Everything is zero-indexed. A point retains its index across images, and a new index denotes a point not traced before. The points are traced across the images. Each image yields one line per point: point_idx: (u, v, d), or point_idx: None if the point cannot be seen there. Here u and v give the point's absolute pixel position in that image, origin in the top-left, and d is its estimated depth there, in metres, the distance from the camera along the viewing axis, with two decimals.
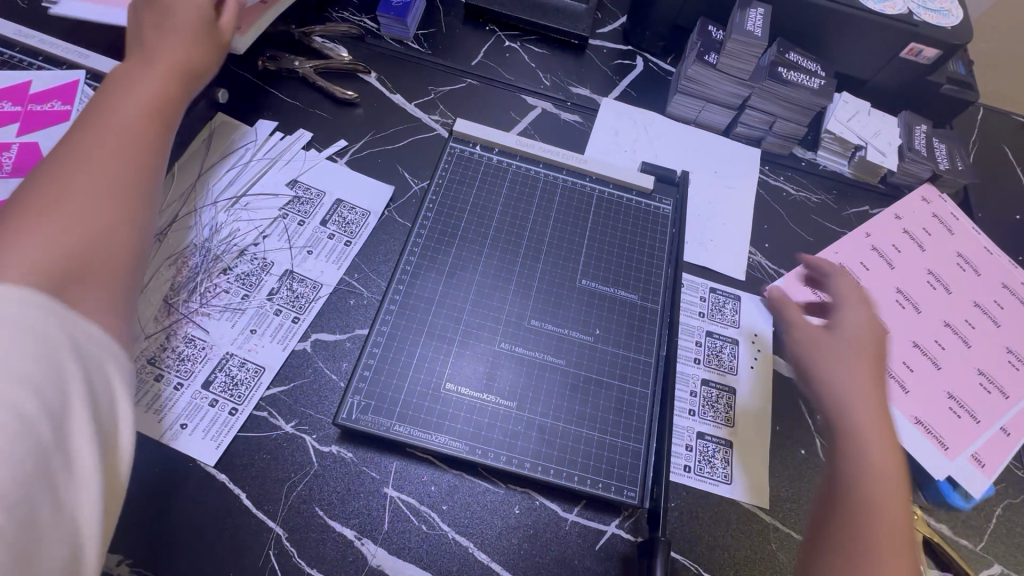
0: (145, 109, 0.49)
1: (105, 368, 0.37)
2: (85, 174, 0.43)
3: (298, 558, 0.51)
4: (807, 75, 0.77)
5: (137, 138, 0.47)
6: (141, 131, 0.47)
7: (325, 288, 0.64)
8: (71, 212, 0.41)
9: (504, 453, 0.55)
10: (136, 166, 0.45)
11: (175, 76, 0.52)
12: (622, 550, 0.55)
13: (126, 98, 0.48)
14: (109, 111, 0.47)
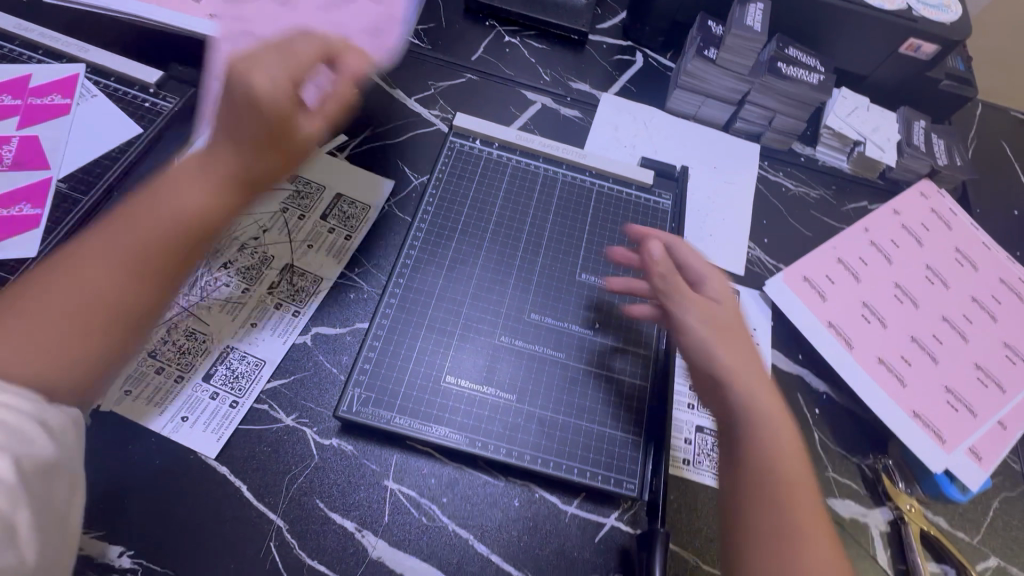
0: (163, 231, 0.45)
1: (66, 439, 0.39)
2: (85, 275, 0.43)
3: (300, 549, 0.52)
4: (807, 70, 0.77)
5: (137, 263, 0.44)
6: (160, 256, 0.45)
7: (325, 281, 0.64)
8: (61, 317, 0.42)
9: (503, 445, 0.55)
10: (141, 288, 0.44)
11: (207, 186, 0.47)
12: (621, 543, 0.55)
13: (165, 207, 0.46)
14: (155, 214, 0.46)
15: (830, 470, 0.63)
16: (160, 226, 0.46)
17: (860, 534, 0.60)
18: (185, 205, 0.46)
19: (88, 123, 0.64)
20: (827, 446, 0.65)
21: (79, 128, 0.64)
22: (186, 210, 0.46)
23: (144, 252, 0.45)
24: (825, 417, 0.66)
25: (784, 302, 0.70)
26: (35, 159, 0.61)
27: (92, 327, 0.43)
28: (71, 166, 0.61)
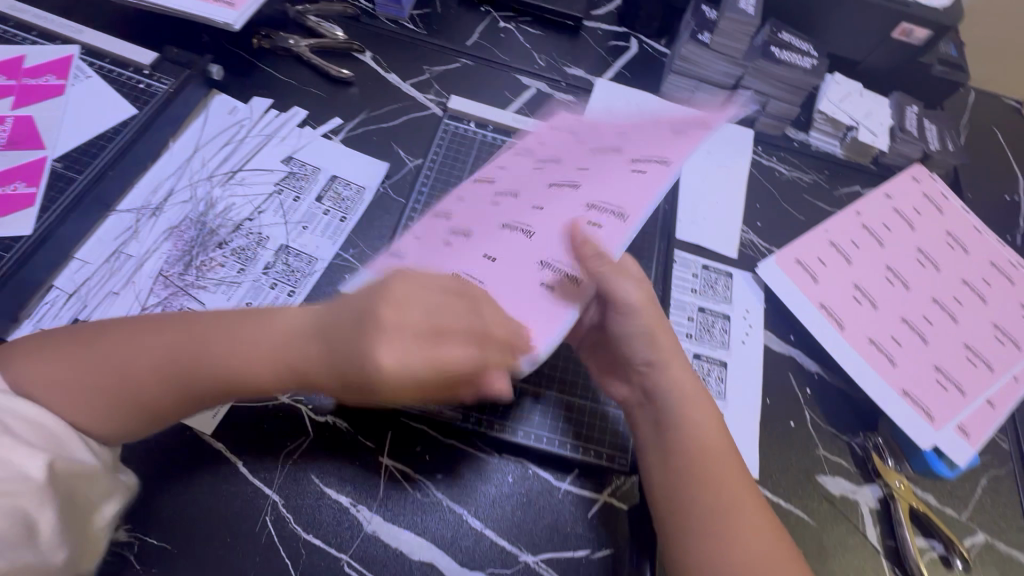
0: (222, 373, 0.47)
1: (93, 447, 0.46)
2: (134, 371, 0.46)
3: (295, 524, 0.52)
4: (799, 55, 0.78)
5: (183, 389, 0.47)
6: (206, 391, 0.47)
7: (320, 262, 0.64)
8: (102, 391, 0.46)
9: (500, 420, 0.58)
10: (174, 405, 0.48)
11: (271, 373, 0.47)
12: (614, 518, 0.56)
13: (236, 353, 0.47)
14: (226, 349, 0.47)
15: (820, 449, 0.64)
16: (217, 369, 0.47)
17: (850, 510, 0.61)
18: (264, 349, 0.47)
19: (83, 104, 0.64)
20: (818, 425, 0.65)
21: (73, 108, 0.64)
22: (254, 366, 0.46)
23: (192, 382, 0.47)
24: (816, 397, 0.67)
25: (776, 284, 0.71)
26: (30, 139, 0.61)
27: (124, 421, 0.47)
28: (66, 146, 0.62)
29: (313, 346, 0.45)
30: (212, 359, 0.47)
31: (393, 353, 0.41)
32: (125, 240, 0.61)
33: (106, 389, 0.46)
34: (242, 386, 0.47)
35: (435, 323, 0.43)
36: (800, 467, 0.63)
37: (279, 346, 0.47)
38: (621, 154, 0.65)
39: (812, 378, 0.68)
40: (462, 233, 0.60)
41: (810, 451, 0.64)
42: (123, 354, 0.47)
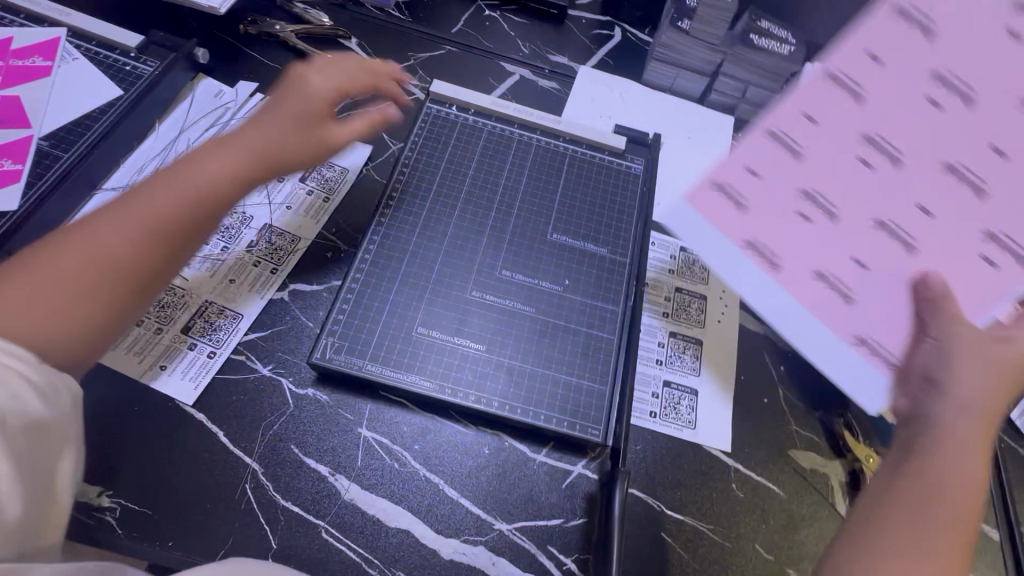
0: (194, 195, 0.48)
1: (55, 374, 0.42)
2: (94, 253, 0.45)
3: (274, 492, 0.53)
4: (777, 42, 0.79)
5: (162, 234, 0.47)
6: (184, 219, 0.48)
7: (303, 241, 0.66)
8: (65, 284, 0.44)
9: (473, 393, 0.57)
10: (152, 260, 0.47)
11: (240, 168, 0.51)
12: (587, 488, 0.57)
13: (187, 179, 0.49)
14: (172, 184, 0.48)
15: (793, 424, 0.65)
16: (182, 196, 0.48)
17: (820, 483, 0.62)
18: (217, 166, 0.50)
19: (69, 85, 0.65)
20: (792, 402, 0.67)
21: (59, 89, 0.65)
22: (220, 175, 0.50)
23: (167, 221, 0.47)
24: (790, 374, 0.68)
25: None
26: (17, 119, 0.62)
27: (98, 301, 0.45)
28: (52, 124, 0.63)
29: (267, 137, 0.54)
30: (169, 196, 0.48)
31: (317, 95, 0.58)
32: None
33: (74, 282, 0.44)
34: (220, 202, 0.50)
35: (297, 88, 0.58)
36: (772, 441, 0.64)
37: (226, 151, 0.51)
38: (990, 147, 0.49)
39: (786, 356, 0.69)
40: (824, 206, 0.52)
41: (782, 426, 0.65)
42: (75, 245, 0.45)
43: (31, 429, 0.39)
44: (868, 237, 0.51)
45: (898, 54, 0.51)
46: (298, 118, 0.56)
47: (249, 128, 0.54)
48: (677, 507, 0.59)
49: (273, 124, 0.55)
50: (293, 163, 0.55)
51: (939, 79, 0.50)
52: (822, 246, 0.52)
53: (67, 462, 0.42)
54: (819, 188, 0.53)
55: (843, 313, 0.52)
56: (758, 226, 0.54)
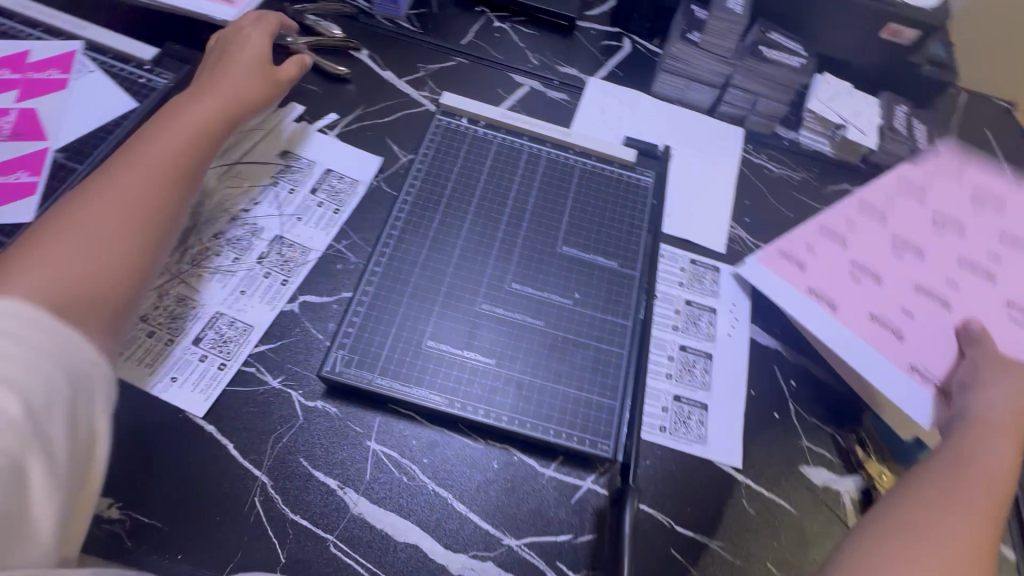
0: (177, 139, 0.56)
1: (89, 369, 0.42)
2: (106, 201, 0.50)
3: (283, 505, 0.53)
4: (787, 54, 0.79)
5: (161, 170, 0.54)
6: (177, 156, 0.55)
7: (314, 252, 0.66)
8: (88, 229, 0.49)
9: (483, 407, 0.57)
10: (159, 191, 0.53)
11: (212, 112, 0.60)
12: (596, 503, 0.57)
13: (165, 130, 0.56)
14: (154, 139, 0.56)
15: (804, 440, 0.65)
16: (164, 142, 0.55)
17: (832, 500, 0.62)
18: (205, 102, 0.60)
19: (85, 97, 0.66)
20: (803, 418, 0.66)
21: (75, 101, 0.66)
22: (193, 121, 0.58)
23: (162, 161, 0.54)
24: (801, 389, 0.68)
25: (762, 279, 0.70)
26: (33, 131, 0.63)
27: (130, 227, 0.50)
28: (68, 137, 0.64)
29: (232, 78, 0.64)
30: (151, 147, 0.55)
31: (243, 57, 0.66)
32: None
33: (94, 223, 0.49)
34: (205, 140, 0.58)
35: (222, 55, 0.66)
36: (783, 456, 0.64)
37: (191, 105, 0.60)
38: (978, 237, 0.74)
39: (797, 371, 0.69)
40: (934, 294, 0.68)
41: (794, 442, 0.64)
42: (84, 200, 0.50)
43: (64, 430, 0.39)
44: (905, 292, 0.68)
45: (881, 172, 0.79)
46: (244, 72, 0.65)
47: (201, 88, 0.62)
48: (687, 523, 0.58)
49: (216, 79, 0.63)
50: (257, 105, 0.65)
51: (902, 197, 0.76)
52: (873, 299, 0.68)
53: (97, 464, 0.42)
54: (928, 281, 0.69)
55: (897, 346, 0.65)
56: (896, 296, 0.68)
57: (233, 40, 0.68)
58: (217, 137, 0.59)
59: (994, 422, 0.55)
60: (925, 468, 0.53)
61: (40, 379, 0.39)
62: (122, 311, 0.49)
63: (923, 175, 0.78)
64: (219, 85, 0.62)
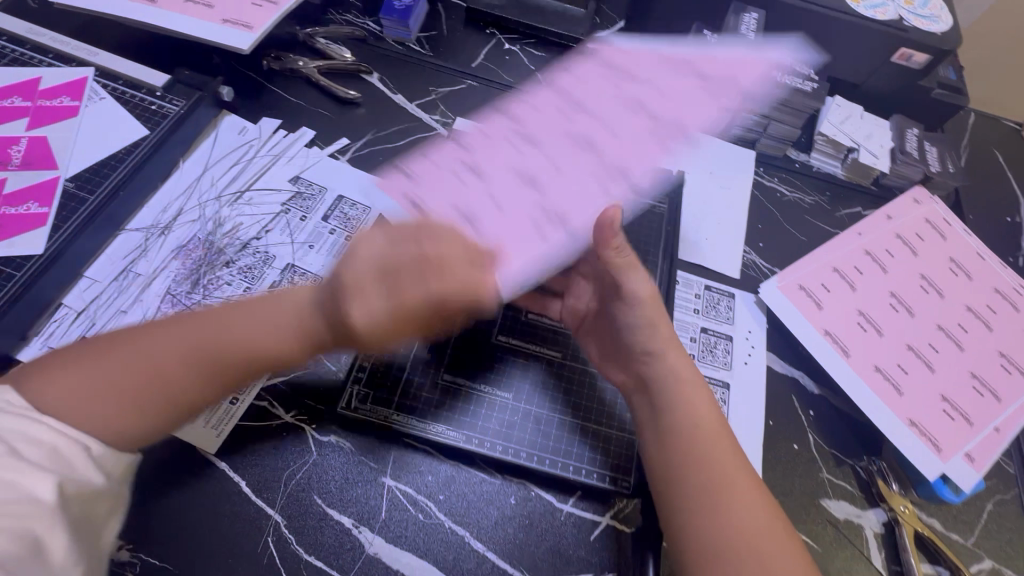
0: (267, 342, 0.50)
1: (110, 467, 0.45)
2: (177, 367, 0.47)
3: (297, 545, 0.52)
4: (800, 78, 0.79)
5: (220, 361, 0.49)
6: (246, 362, 0.50)
7: (326, 281, 0.65)
8: (135, 393, 0.46)
9: (500, 443, 0.56)
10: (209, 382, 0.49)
11: (302, 331, 0.51)
12: (617, 541, 0.55)
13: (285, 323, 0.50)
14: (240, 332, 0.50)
15: (825, 472, 0.64)
16: (249, 341, 0.50)
17: (855, 534, 0.61)
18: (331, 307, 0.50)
19: (97, 125, 0.66)
20: (822, 449, 0.65)
21: (87, 129, 0.65)
22: (294, 329, 0.50)
23: (229, 356, 0.49)
24: (820, 419, 0.67)
25: (777, 307, 0.71)
26: (44, 159, 0.62)
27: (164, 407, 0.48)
28: (78, 166, 0.63)
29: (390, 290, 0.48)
30: (237, 327, 0.50)
31: (364, 307, 0.46)
32: (134, 258, 0.62)
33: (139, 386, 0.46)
34: (277, 353, 0.50)
35: (395, 259, 0.48)
36: (804, 491, 0.62)
37: (295, 307, 0.51)
38: (972, 284, 0.75)
39: (815, 400, 0.68)
40: (929, 345, 0.69)
41: (814, 474, 0.63)
42: (151, 345, 0.48)
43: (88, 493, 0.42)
44: (902, 343, 0.69)
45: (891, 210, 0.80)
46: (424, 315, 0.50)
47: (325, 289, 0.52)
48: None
49: (347, 333, 0.48)
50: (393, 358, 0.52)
51: (902, 238, 0.78)
52: (878, 348, 0.69)
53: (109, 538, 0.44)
54: (926, 333, 0.70)
55: (894, 396, 0.66)
56: (898, 345, 0.69)
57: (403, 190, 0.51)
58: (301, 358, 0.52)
59: (670, 354, 0.56)
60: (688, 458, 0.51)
61: (66, 466, 0.42)
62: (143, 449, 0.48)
63: (918, 223, 0.80)
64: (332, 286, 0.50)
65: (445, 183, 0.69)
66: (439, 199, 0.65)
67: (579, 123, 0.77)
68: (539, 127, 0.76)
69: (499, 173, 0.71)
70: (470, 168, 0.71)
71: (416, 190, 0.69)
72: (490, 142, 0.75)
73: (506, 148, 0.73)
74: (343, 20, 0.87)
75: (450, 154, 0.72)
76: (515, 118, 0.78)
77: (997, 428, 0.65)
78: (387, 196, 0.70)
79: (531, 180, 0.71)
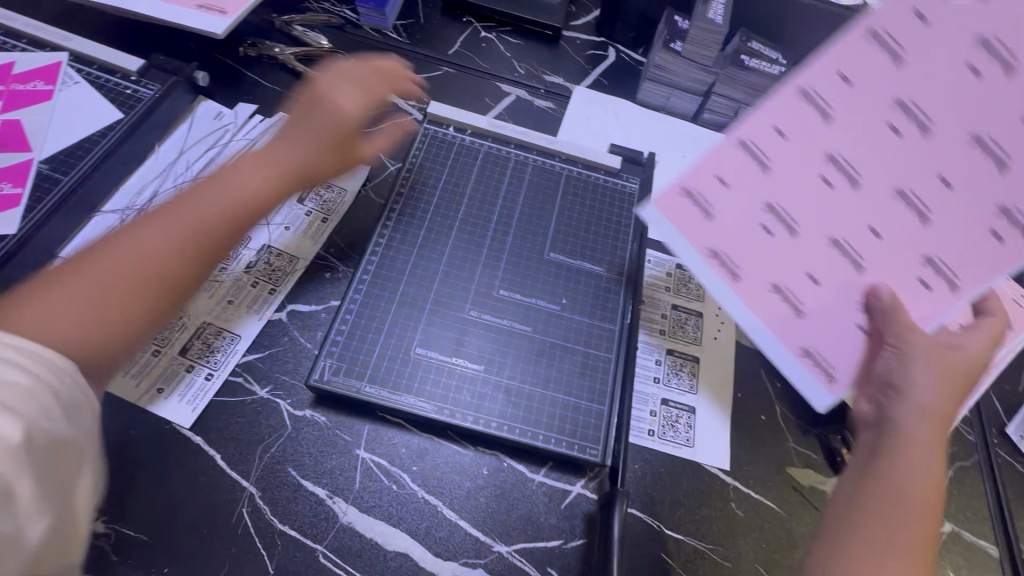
0: (242, 202, 0.52)
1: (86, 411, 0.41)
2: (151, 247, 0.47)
3: (272, 516, 0.53)
4: (768, 63, 0.80)
5: (197, 237, 0.49)
6: (226, 226, 0.51)
7: (301, 261, 0.66)
8: (116, 289, 0.46)
9: (471, 414, 0.57)
10: (194, 259, 0.49)
11: (281, 185, 0.55)
12: (587, 508, 0.57)
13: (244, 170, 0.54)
14: (212, 199, 0.51)
15: (791, 441, 0.65)
16: (226, 207, 0.51)
17: (819, 500, 0.62)
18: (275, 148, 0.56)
19: (71, 109, 0.66)
20: (788, 419, 0.67)
21: (60, 113, 0.66)
22: (262, 170, 0.54)
23: (208, 224, 0.50)
24: (787, 391, 0.69)
25: None
26: (18, 143, 0.63)
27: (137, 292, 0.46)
28: (52, 148, 0.63)
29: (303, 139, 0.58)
30: (205, 191, 0.51)
31: (351, 99, 0.61)
32: None
33: (111, 273, 0.46)
34: (255, 204, 0.53)
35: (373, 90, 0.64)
36: (771, 459, 0.64)
37: (264, 165, 0.55)
38: None
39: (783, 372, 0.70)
40: None
41: (780, 444, 0.65)
42: (120, 245, 0.47)
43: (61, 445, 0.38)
44: None
45: None
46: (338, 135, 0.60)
47: (287, 145, 0.57)
48: (709, 537, 0.59)
49: (335, 126, 0.59)
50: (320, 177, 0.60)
51: None
52: None
53: (84, 497, 0.40)
54: None
55: None
56: None
57: (343, 92, 0.62)
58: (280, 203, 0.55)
59: (922, 417, 0.47)
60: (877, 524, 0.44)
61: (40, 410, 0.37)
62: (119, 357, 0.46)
63: None
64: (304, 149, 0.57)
65: (755, 244, 0.52)
66: (765, 271, 0.52)
67: (919, 109, 0.46)
68: (836, 142, 0.48)
69: (817, 239, 0.50)
70: (780, 220, 0.51)
71: (716, 236, 0.53)
72: (782, 158, 0.49)
73: (800, 185, 0.50)
74: (320, 8, 0.88)
75: (745, 191, 0.51)
76: (816, 107, 0.48)
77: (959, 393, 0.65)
78: (683, 235, 0.54)
79: (859, 250, 0.49)
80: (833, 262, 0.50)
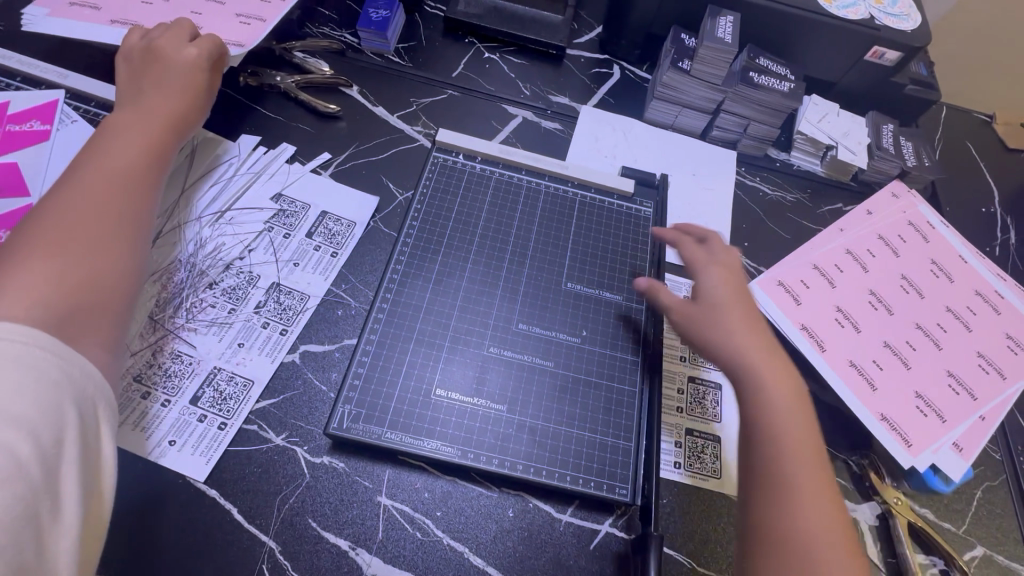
0: (144, 147, 0.56)
1: (98, 407, 0.42)
2: (87, 203, 0.49)
3: (293, 571, 0.51)
4: (777, 79, 0.80)
5: (128, 183, 0.52)
6: (136, 168, 0.54)
7: (313, 299, 0.64)
8: (77, 242, 0.47)
9: (495, 456, 0.55)
10: (131, 204, 0.52)
11: (164, 127, 0.58)
12: (617, 549, 0.55)
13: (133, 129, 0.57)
14: (110, 158, 0.53)
15: None
16: (129, 154, 0.54)
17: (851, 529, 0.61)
18: (154, 107, 0.59)
19: (69, 149, 0.64)
20: None
21: (58, 153, 0.64)
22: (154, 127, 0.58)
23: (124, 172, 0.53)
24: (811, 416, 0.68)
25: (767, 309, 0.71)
26: (15, 186, 0.61)
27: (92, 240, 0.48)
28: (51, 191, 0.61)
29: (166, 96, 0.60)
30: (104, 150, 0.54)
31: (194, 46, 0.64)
32: None
33: (64, 226, 0.47)
34: (152, 149, 0.56)
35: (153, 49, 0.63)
36: None
37: (144, 119, 0.58)
38: (956, 286, 0.75)
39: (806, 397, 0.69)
40: (909, 345, 0.70)
41: None
42: (55, 211, 0.48)
43: (77, 439, 0.39)
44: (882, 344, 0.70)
45: (877, 208, 0.81)
46: (199, 81, 0.63)
47: (151, 99, 0.60)
48: None
49: (183, 75, 0.62)
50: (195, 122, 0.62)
51: (882, 238, 0.78)
52: (860, 348, 0.69)
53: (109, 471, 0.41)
54: (906, 334, 0.71)
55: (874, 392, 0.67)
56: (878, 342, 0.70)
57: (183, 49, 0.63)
58: (172, 146, 0.59)
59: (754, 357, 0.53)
60: (761, 457, 0.49)
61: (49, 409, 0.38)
62: (121, 317, 0.48)
63: (898, 226, 0.79)
64: (168, 99, 0.60)
65: (836, 331, 0.70)
66: (841, 348, 0.69)
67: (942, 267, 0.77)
68: (945, 261, 0.77)
69: (874, 340, 0.70)
70: (848, 322, 0.71)
71: (805, 316, 0.71)
72: (853, 282, 0.74)
73: (866, 308, 0.72)
74: (320, 33, 0.86)
75: (825, 298, 0.72)
76: (858, 261, 0.76)
77: (981, 416, 0.66)
78: (779, 310, 0.71)
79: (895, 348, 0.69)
80: (894, 360, 0.69)
